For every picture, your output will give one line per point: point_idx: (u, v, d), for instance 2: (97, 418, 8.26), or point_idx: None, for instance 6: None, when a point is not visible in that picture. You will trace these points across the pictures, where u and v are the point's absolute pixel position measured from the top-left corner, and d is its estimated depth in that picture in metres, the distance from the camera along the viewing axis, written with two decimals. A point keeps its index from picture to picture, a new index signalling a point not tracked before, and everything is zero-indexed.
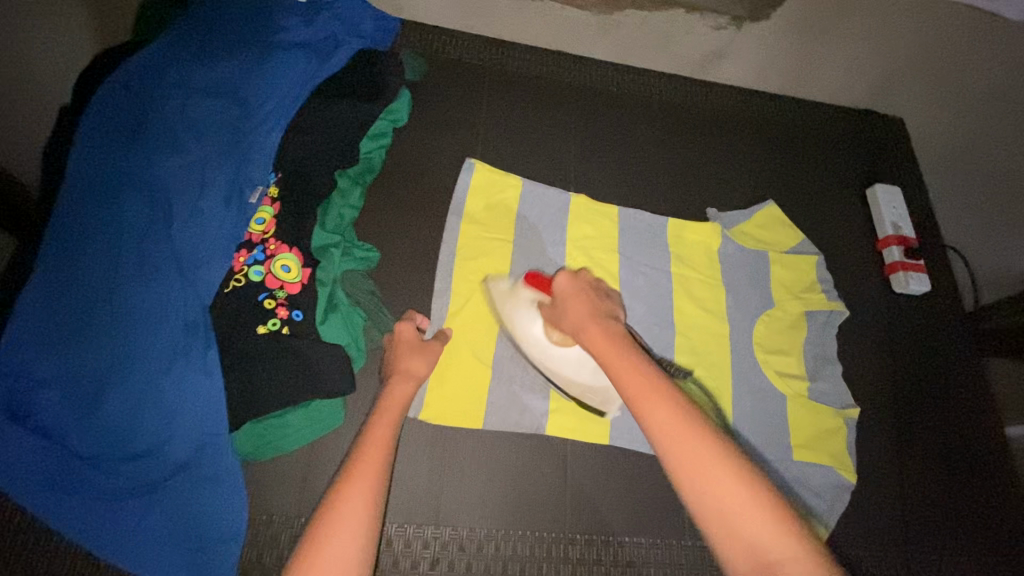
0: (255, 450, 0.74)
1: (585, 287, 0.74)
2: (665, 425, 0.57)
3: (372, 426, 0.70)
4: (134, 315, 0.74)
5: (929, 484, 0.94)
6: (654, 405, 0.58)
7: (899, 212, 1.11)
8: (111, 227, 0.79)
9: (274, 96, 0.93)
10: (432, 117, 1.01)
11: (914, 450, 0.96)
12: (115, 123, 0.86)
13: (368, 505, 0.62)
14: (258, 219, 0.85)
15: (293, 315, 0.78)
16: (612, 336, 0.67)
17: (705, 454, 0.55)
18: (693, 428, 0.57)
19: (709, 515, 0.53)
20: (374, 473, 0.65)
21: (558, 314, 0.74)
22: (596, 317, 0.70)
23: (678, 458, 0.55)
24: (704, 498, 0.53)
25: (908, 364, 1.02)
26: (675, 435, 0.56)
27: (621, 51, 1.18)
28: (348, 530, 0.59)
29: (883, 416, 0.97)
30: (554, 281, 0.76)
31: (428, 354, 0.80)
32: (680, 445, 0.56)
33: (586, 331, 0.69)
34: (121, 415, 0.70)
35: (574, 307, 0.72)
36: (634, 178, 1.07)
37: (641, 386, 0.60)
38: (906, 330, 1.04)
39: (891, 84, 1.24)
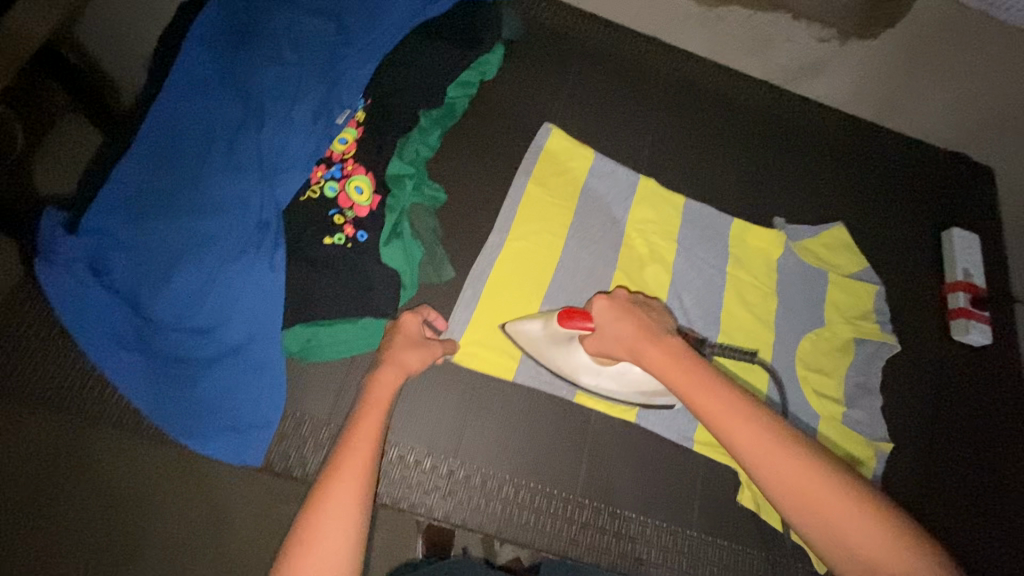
0: (300, 350, 0.78)
1: (627, 307, 0.70)
2: (756, 449, 0.59)
3: (359, 413, 0.68)
4: (215, 204, 0.79)
5: (955, 525, 0.92)
6: (740, 430, 0.60)
7: (973, 259, 1.07)
8: (209, 121, 0.84)
9: (375, 27, 0.94)
10: (518, 77, 1.03)
11: (945, 489, 0.94)
12: (225, 26, 0.90)
13: (355, 503, 0.60)
14: (341, 138, 0.88)
15: (358, 235, 0.82)
16: (675, 356, 0.65)
17: (798, 472, 0.58)
18: (782, 449, 0.59)
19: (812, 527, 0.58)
20: (360, 471, 0.62)
21: (604, 340, 0.71)
22: (652, 337, 0.67)
23: (777, 479, 0.58)
24: (813, 518, 0.57)
25: (952, 414, 0.99)
26: (769, 458, 0.59)
27: (717, 47, 1.16)
28: (337, 527, 0.59)
29: (916, 457, 0.95)
30: (590, 308, 0.71)
31: (425, 353, 0.76)
32: (782, 472, 0.58)
33: (645, 354, 0.67)
34: (188, 292, 0.74)
35: (624, 329, 0.69)
36: (706, 176, 1.07)
37: (725, 413, 0.61)
38: (958, 375, 1.01)
39: (998, 131, 1.16)
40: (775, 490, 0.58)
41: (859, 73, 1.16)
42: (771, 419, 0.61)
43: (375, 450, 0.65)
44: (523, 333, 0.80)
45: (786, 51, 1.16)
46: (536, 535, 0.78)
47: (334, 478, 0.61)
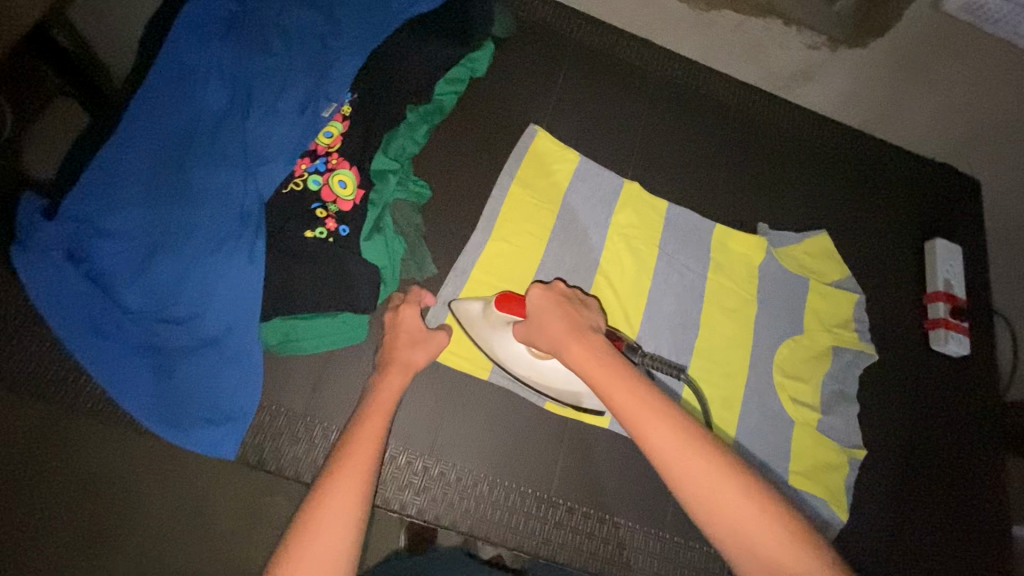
0: (279, 343, 0.78)
1: (561, 299, 0.73)
2: (667, 443, 0.60)
3: (360, 422, 0.68)
4: (197, 193, 0.79)
5: (923, 529, 0.94)
6: (653, 425, 0.61)
7: (954, 271, 1.09)
8: (193, 109, 0.83)
9: (366, 21, 0.94)
10: (507, 77, 1.03)
11: (915, 494, 0.96)
12: (214, 11, 0.89)
13: (350, 513, 0.59)
14: (327, 132, 0.88)
15: (339, 229, 0.81)
16: (599, 349, 0.68)
17: (701, 468, 0.59)
18: (690, 447, 0.60)
19: (720, 526, 0.57)
20: (361, 475, 0.62)
21: (534, 330, 0.72)
22: (576, 332, 0.69)
23: (683, 475, 0.59)
24: (717, 515, 0.57)
25: (925, 430, 1.00)
26: (676, 453, 0.60)
27: (708, 52, 1.15)
28: (330, 536, 0.57)
29: (890, 463, 0.96)
30: (528, 297, 0.74)
31: (431, 347, 0.77)
32: (686, 466, 0.59)
33: (568, 347, 0.69)
34: (166, 279, 0.74)
35: (550, 322, 0.71)
36: (690, 181, 1.08)
37: (636, 407, 0.63)
38: (935, 385, 1.03)
39: (981, 147, 1.16)
40: (680, 486, 0.59)
41: (852, 81, 1.12)
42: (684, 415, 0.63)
43: (374, 462, 0.64)
44: (472, 326, 0.81)
45: (777, 59, 1.13)
46: (508, 533, 0.78)
47: (331, 487, 0.60)
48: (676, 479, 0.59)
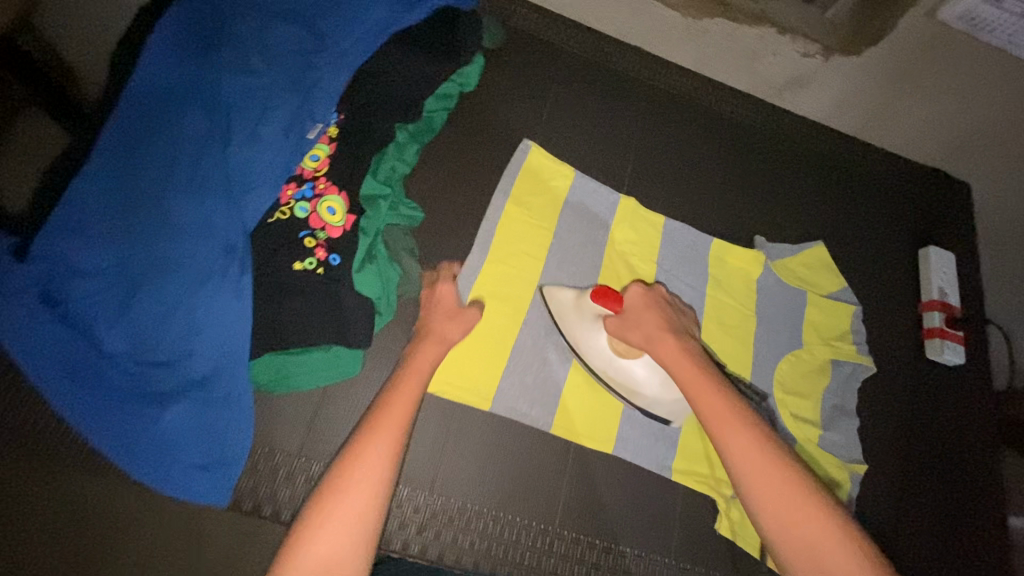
0: (271, 381, 0.75)
1: (656, 306, 0.83)
2: (742, 448, 0.72)
3: (394, 387, 0.72)
4: (179, 227, 0.75)
5: (923, 538, 0.94)
6: (731, 431, 0.73)
7: (948, 278, 1.09)
8: (170, 135, 0.79)
9: (349, 36, 0.90)
10: (498, 91, 1.00)
11: (914, 503, 0.96)
12: (190, 29, 0.85)
13: (376, 478, 0.65)
14: (312, 155, 0.84)
15: (330, 259, 0.78)
16: (687, 356, 0.79)
17: (770, 473, 0.70)
18: (763, 454, 0.71)
19: (774, 521, 0.69)
20: (395, 427, 0.68)
21: (627, 325, 0.80)
22: (671, 334, 0.80)
23: (749, 476, 0.71)
24: (778, 514, 0.69)
25: (924, 445, 1.00)
26: (752, 456, 0.71)
27: (702, 59, 1.13)
28: (356, 497, 0.63)
29: (888, 474, 0.97)
30: (627, 295, 0.84)
31: (463, 321, 0.80)
32: (761, 469, 0.71)
33: (660, 346, 0.79)
34: (149, 320, 0.71)
35: (646, 323, 0.81)
36: (686, 194, 1.06)
37: (721, 413, 0.74)
38: (928, 391, 1.04)
39: (975, 153, 1.15)
40: (749, 483, 0.71)
41: (844, 88, 1.11)
42: (761, 427, 0.74)
43: (404, 429, 0.68)
44: (559, 317, 0.85)
45: (771, 66, 1.11)
46: (514, 568, 0.77)
47: (363, 451, 0.66)
48: (745, 478, 0.71)
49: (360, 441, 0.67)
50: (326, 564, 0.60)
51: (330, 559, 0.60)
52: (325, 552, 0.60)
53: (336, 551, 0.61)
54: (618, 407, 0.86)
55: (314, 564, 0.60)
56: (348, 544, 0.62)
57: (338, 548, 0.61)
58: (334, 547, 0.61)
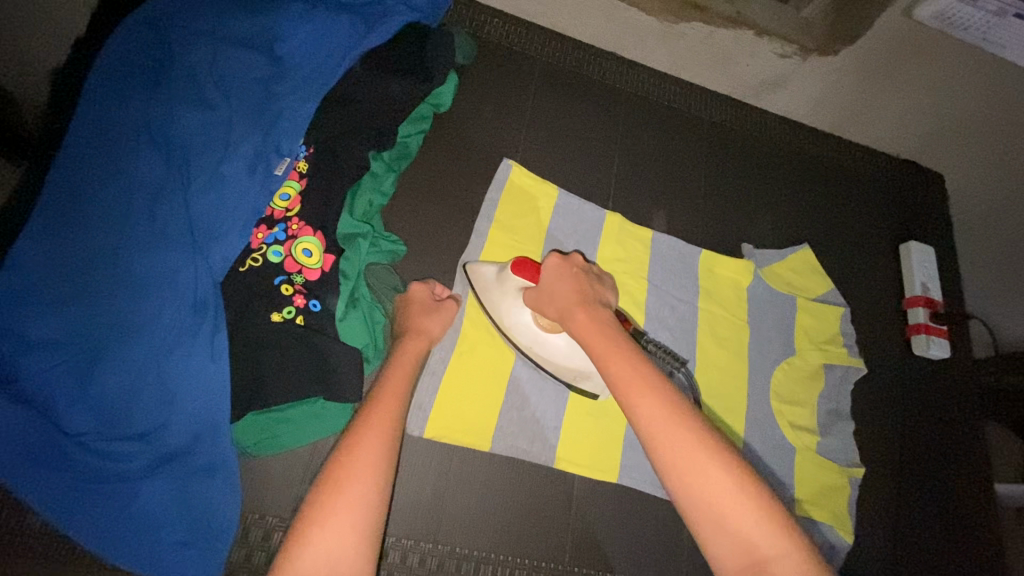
0: (255, 443, 0.71)
1: (577, 271, 0.73)
2: (655, 415, 0.58)
3: (382, 380, 0.69)
4: (140, 285, 0.69)
5: (920, 517, 0.97)
6: (641, 396, 0.59)
7: (929, 272, 1.10)
8: (122, 181, 0.72)
9: (313, 60, 0.85)
10: (474, 109, 0.96)
11: (908, 484, 0.98)
12: (134, 62, 0.78)
13: (378, 464, 0.60)
14: (282, 194, 0.80)
15: (310, 305, 0.75)
16: (602, 325, 0.67)
17: (685, 448, 0.56)
18: (679, 422, 0.58)
19: (697, 503, 0.54)
20: (389, 421, 0.64)
21: (543, 297, 0.72)
22: (585, 305, 0.70)
23: (690, 470, 0.55)
24: (698, 501, 0.54)
25: (911, 457, 1.00)
26: (663, 423, 0.57)
27: (677, 61, 1.09)
28: (358, 486, 0.58)
29: (882, 462, 0.99)
30: (542, 266, 0.73)
31: (444, 316, 0.77)
32: (691, 450, 0.56)
33: (574, 315, 0.69)
34: (118, 391, 0.66)
35: (563, 293, 0.71)
36: (671, 204, 1.04)
37: (627, 377, 0.61)
38: (915, 376, 1.06)
39: (947, 143, 1.17)
40: (659, 456, 0.57)
41: (822, 86, 1.10)
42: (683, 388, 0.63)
43: (396, 419, 0.65)
44: (483, 295, 0.80)
45: (747, 68, 1.09)
46: None
47: (360, 441, 0.61)
48: (657, 449, 0.57)
49: (354, 434, 0.62)
50: (333, 563, 0.53)
51: (335, 551, 0.54)
52: (330, 549, 0.53)
53: (343, 546, 0.54)
54: (619, 433, 0.84)
55: (320, 564, 0.53)
56: (356, 535, 0.55)
57: (345, 542, 0.54)
58: (342, 542, 0.54)
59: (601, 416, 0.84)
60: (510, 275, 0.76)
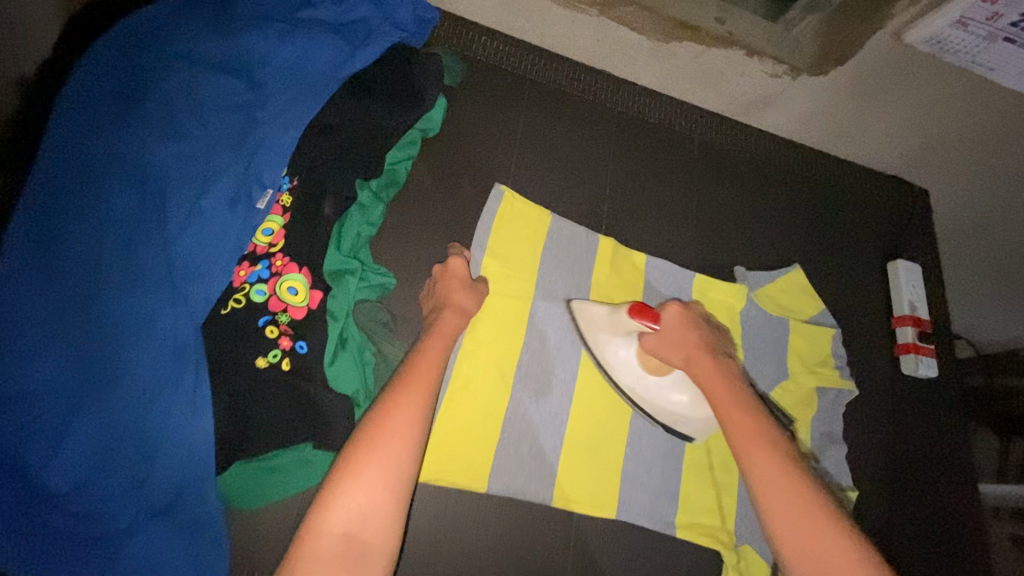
0: (240, 494, 0.68)
1: (696, 319, 0.78)
2: (768, 472, 0.66)
3: (424, 345, 0.71)
4: (116, 333, 0.65)
5: (912, 532, 0.98)
6: (758, 452, 0.68)
7: (916, 291, 1.11)
8: (93, 220, 0.67)
9: (295, 83, 0.81)
10: (463, 133, 0.94)
11: (902, 499, 0.99)
12: (103, 91, 0.73)
13: (415, 426, 0.62)
14: (265, 229, 0.76)
15: (297, 347, 0.72)
16: (725, 378, 0.74)
17: (802, 503, 0.64)
18: (794, 483, 0.65)
19: (797, 549, 0.62)
20: (426, 390, 0.65)
21: (666, 341, 0.77)
22: (712, 355, 0.76)
23: (792, 522, 0.63)
24: (800, 545, 0.62)
25: (907, 481, 1.01)
26: (774, 478, 0.66)
27: (669, 79, 1.07)
28: (393, 444, 0.60)
29: (875, 479, 0.99)
30: (663, 311, 0.78)
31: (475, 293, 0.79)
32: (793, 506, 0.64)
33: (696, 363, 0.75)
34: (94, 449, 0.62)
35: (681, 338, 0.76)
36: (664, 226, 1.03)
37: (748, 429, 0.70)
38: (905, 392, 1.07)
39: (934, 160, 1.17)
40: (771, 510, 0.65)
41: (812, 104, 1.09)
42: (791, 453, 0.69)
43: (435, 381, 0.66)
44: (587, 332, 0.83)
45: (740, 87, 1.07)
46: None
47: (397, 400, 0.63)
48: (766, 498, 0.65)
49: (393, 393, 0.64)
50: (364, 513, 0.57)
51: (367, 505, 0.57)
52: (361, 501, 0.57)
53: (373, 500, 0.57)
54: (618, 467, 0.83)
55: (351, 514, 0.56)
56: (387, 489, 0.58)
57: (375, 496, 0.57)
58: (372, 495, 0.57)
59: (599, 450, 0.82)
60: (622, 313, 0.79)
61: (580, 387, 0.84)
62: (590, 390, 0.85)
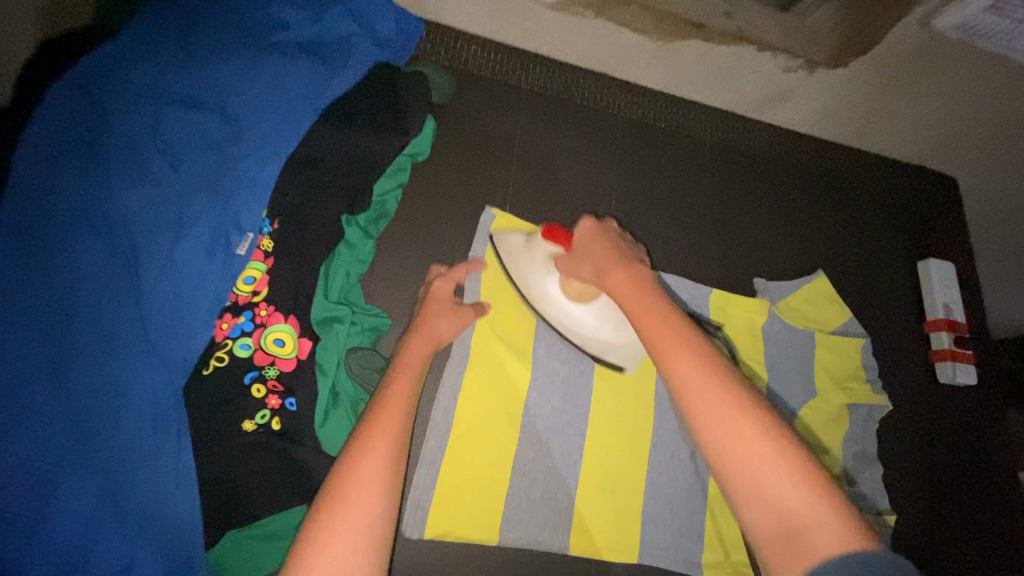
0: (236, 568, 0.63)
1: (607, 234, 0.66)
2: (689, 374, 0.49)
3: (387, 386, 0.62)
4: (89, 405, 0.60)
5: (956, 531, 0.93)
6: (676, 352, 0.50)
7: (950, 292, 1.04)
8: (59, 280, 0.62)
9: (271, 114, 0.75)
10: (454, 153, 0.88)
11: (941, 496, 0.94)
12: (67, 139, 0.68)
13: (385, 475, 0.53)
14: (247, 277, 0.71)
15: (287, 404, 0.68)
16: (642, 282, 0.58)
17: (731, 413, 0.47)
18: (714, 385, 0.48)
19: (734, 472, 0.46)
20: (395, 429, 0.57)
21: (578, 262, 0.66)
22: (621, 261, 0.61)
23: (724, 446, 0.46)
24: (730, 452, 0.46)
25: (949, 509, 0.94)
26: (701, 387, 0.48)
27: (673, 80, 1.01)
28: (365, 493, 0.51)
29: (913, 479, 0.94)
30: (576, 229, 0.67)
31: (459, 319, 0.74)
32: (707, 399, 0.48)
33: (610, 274, 0.60)
34: (73, 536, 0.57)
35: (597, 251, 0.64)
36: (674, 237, 0.97)
37: (666, 334, 0.52)
38: (940, 390, 1.00)
39: (961, 149, 1.10)
40: (705, 432, 0.47)
41: (828, 100, 1.02)
42: (714, 352, 0.51)
43: (405, 426, 0.58)
44: (509, 264, 0.78)
45: (752, 83, 1.00)
46: None
47: (367, 443, 0.55)
48: (688, 402, 0.48)
49: (361, 437, 0.55)
50: None
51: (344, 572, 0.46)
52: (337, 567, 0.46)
53: (352, 565, 0.47)
54: (636, 507, 0.77)
55: None
56: (364, 547, 0.48)
57: (354, 559, 0.47)
58: (347, 568, 0.47)
59: (617, 490, 0.77)
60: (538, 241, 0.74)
61: (593, 424, 0.79)
62: (603, 426, 0.79)
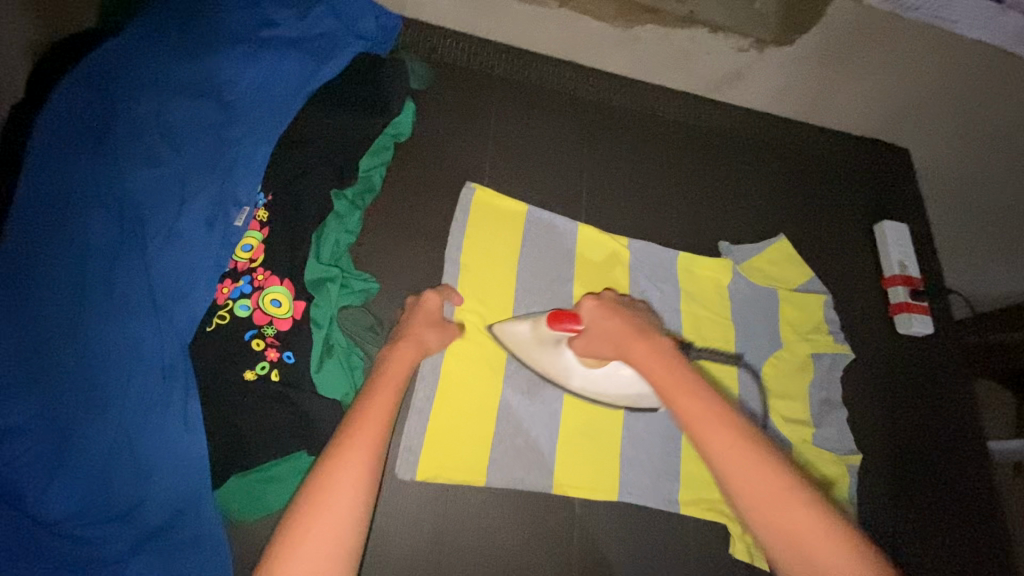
0: (244, 508, 0.69)
1: (612, 308, 0.75)
2: (727, 451, 0.60)
3: (371, 392, 0.67)
4: (103, 358, 0.66)
5: (922, 473, 0.98)
6: (713, 431, 0.62)
7: (905, 250, 1.11)
8: (74, 250, 0.69)
9: (262, 103, 0.83)
10: (435, 134, 0.95)
11: (907, 441, 0.99)
12: (77, 125, 0.74)
13: (357, 494, 0.58)
14: (245, 245, 0.78)
15: (284, 357, 0.73)
16: (664, 359, 0.69)
17: (768, 484, 0.58)
18: (753, 457, 0.60)
19: (778, 538, 0.57)
20: (374, 436, 0.62)
21: (593, 340, 0.73)
22: (638, 334, 0.71)
23: (766, 517, 0.58)
24: (769, 522, 0.57)
25: (915, 452, 0.99)
26: (737, 461, 0.60)
27: (637, 64, 1.09)
28: (338, 502, 0.57)
29: (880, 425, 0.99)
30: (581, 309, 0.74)
31: (443, 332, 0.78)
32: (746, 473, 0.59)
33: (634, 350, 0.70)
34: (94, 473, 0.63)
35: (611, 330, 0.72)
36: (643, 207, 1.03)
37: (701, 413, 0.63)
38: (902, 343, 1.06)
39: (910, 121, 1.18)
40: (742, 496, 0.59)
41: (780, 77, 1.10)
42: (746, 425, 0.63)
43: (383, 433, 0.63)
44: (518, 351, 0.80)
45: (708, 64, 1.08)
46: None
47: (346, 451, 0.60)
48: (728, 476, 0.60)
49: (341, 445, 0.60)
50: None
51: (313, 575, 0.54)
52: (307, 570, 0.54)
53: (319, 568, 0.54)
54: (614, 449, 0.83)
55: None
56: (335, 552, 0.55)
57: (320, 564, 0.54)
58: (314, 568, 0.54)
59: (595, 433, 0.83)
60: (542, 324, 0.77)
61: None
62: None
